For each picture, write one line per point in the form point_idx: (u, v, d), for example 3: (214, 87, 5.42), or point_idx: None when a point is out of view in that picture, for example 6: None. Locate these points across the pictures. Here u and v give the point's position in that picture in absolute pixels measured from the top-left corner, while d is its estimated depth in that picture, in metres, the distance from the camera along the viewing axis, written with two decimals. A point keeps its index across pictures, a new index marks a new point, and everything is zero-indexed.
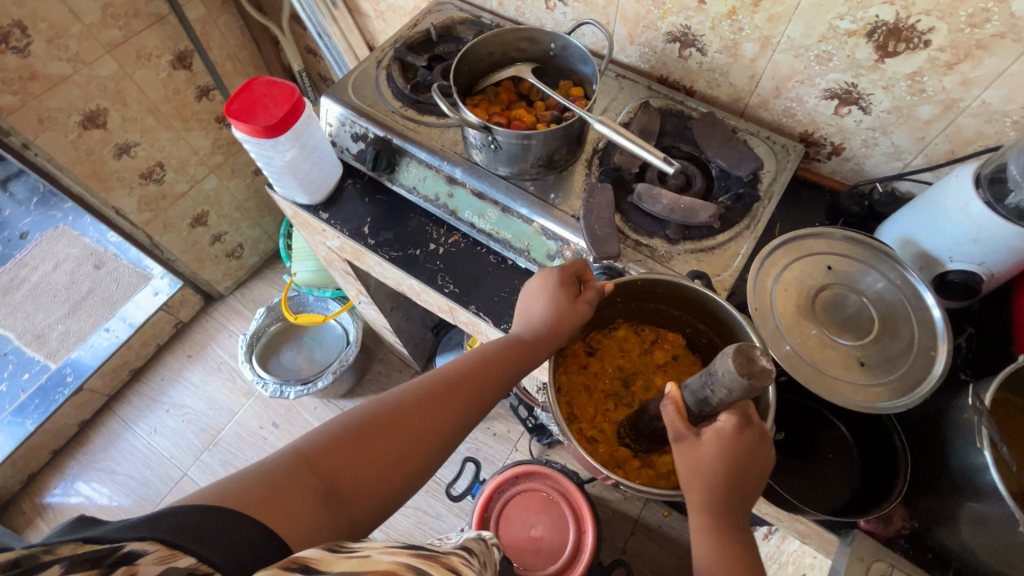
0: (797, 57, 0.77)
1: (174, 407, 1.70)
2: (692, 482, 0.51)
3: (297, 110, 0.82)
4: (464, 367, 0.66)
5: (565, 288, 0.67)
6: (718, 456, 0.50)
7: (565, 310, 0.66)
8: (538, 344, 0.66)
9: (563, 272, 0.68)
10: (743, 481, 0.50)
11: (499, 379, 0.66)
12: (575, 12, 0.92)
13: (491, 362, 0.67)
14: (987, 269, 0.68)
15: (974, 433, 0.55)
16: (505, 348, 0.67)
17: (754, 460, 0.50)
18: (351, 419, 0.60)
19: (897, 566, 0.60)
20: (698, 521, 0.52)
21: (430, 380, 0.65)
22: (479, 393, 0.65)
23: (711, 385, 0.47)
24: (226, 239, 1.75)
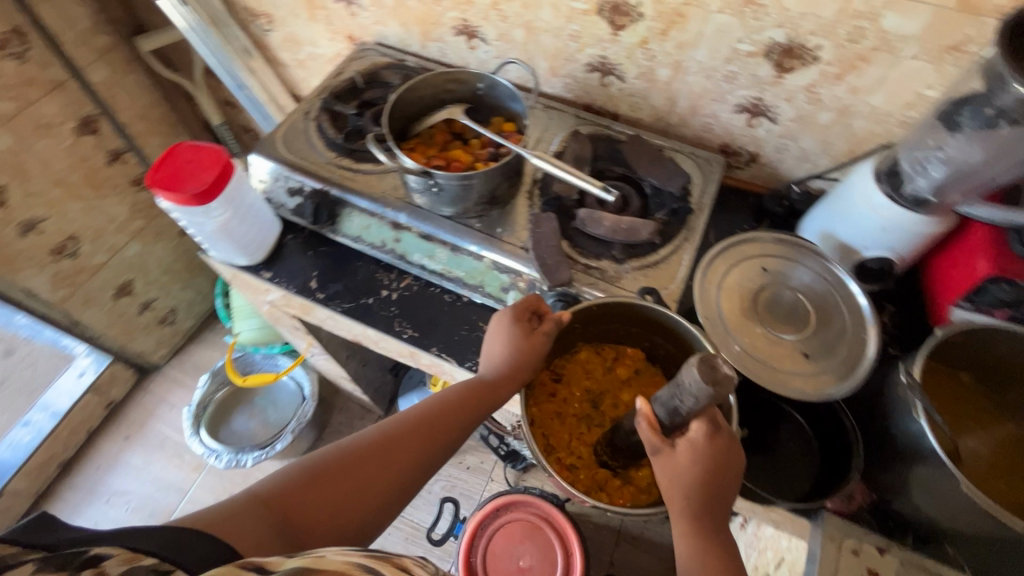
0: (707, 78, 0.83)
1: (116, 496, 1.56)
2: (671, 491, 0.53)
3: (226, 173, 0.80)
4: (426, 411, 0.66)
5: (520, 323, 0.67)
6: (692, 462, 0.51)
7: (522, 346, 0.66)
8: (497, 386, 0.67)
9: (517, 309, 0.68)
10: (720, 484, 0.52)
11: (459, 422, 0.67)
12: (497, 50, 0.95)
13: (452, 406, 0.67)
14: (897, 253, 0.75)
15: (910, 406, 0.60)
16: (466, 392, 0.68)
17: (727, 462, 0.52)
18: (311, 464, 0.61)
19: (864, 541, 0.65)
20: (680, 529, 0.53)
21: (392, 425, 0.65)
22: (440, 437, 0.66)
23: (679, 395, 0.49)
24: (156, 305, 1.65)
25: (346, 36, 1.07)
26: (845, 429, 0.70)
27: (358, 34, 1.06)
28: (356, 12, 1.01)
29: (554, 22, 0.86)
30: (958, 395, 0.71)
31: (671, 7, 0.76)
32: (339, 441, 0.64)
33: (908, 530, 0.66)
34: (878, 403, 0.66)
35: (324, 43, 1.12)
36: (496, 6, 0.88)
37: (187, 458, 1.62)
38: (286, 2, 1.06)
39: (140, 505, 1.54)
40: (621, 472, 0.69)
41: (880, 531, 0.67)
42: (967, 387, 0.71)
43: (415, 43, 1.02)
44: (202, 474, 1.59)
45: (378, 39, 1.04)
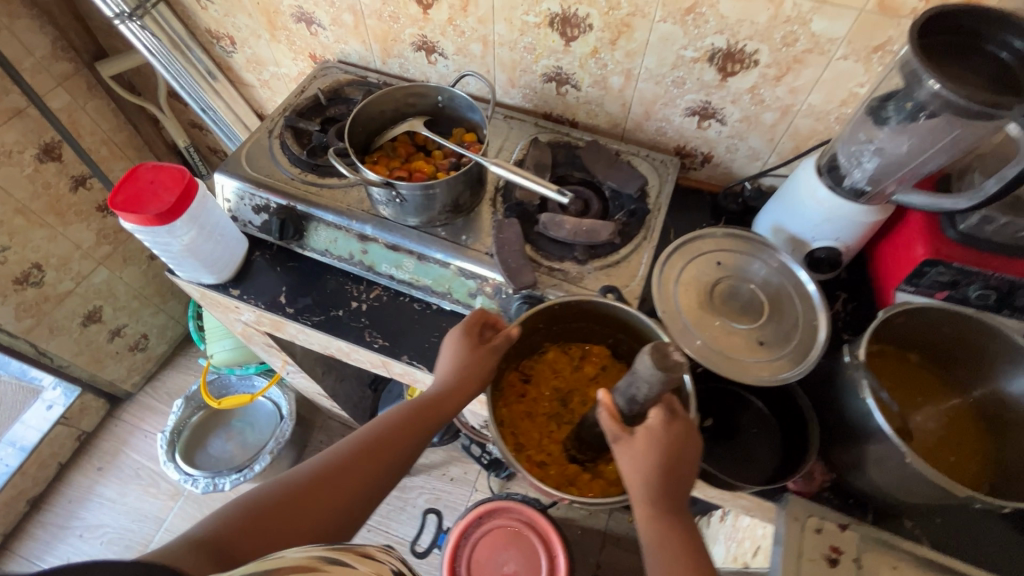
0: (657, 84, 0.87)
1: (89, 530, 1.52)
2: (633, 478, 0.55)
3: (189, 191, 0.79)
4: (373, 435, 0.65)
5: (467, 338, 0.69)
6: (651, 448, 0.53)
7: (468, 360, 0.68)
8: (445, 399, 0.66)
9: (467, 323, 0.70)
10: (680, 468, 0.54)
11: (408, 443, 0.65)
12: (456, 64, 0.98)
13: (399, 427, 0.65)
14: (843, 243, 0.79)
15: (857, 385, 0.63)
16: (413, 411, 0.66)
17: (685, 447, 0.54)
18: (251, 500, 0.58)
19: (827, 518, 0.68)
20: (643, 514, 0.55)
21: (337, 452, 0.63)
22: (389, 459, 0.64)
23: (635, 382, 0.51)
24: (127, 332, 1.62)
25: (308, 55, 1.09)
26: (802, 412, 0.73)
27: (320, 53, 1.07)
28: (316, 31, 1.03)
29: (508, 35, 0.89)
30: (905, 374, 0.74)
31: (618, 17, 0.80)
32: (282, 475, 0.61)
33: (867, 506, 0.69)
34: (829, 385, 0.70)
35: (287, 63, 1.14)
36: (452, 22, 0.91)
37: (163, 487, 1.58)
38: (247, 23, 1.07)
39: (115, 539, 1.50)
40: (590, 466, 0.71)
41: (842, 509, 0.69)
42: (916, 366, 0.75)
43: (376, 59, 1.04)
44: (179, 502, 1.55)
45: (340, 57, 1.07)
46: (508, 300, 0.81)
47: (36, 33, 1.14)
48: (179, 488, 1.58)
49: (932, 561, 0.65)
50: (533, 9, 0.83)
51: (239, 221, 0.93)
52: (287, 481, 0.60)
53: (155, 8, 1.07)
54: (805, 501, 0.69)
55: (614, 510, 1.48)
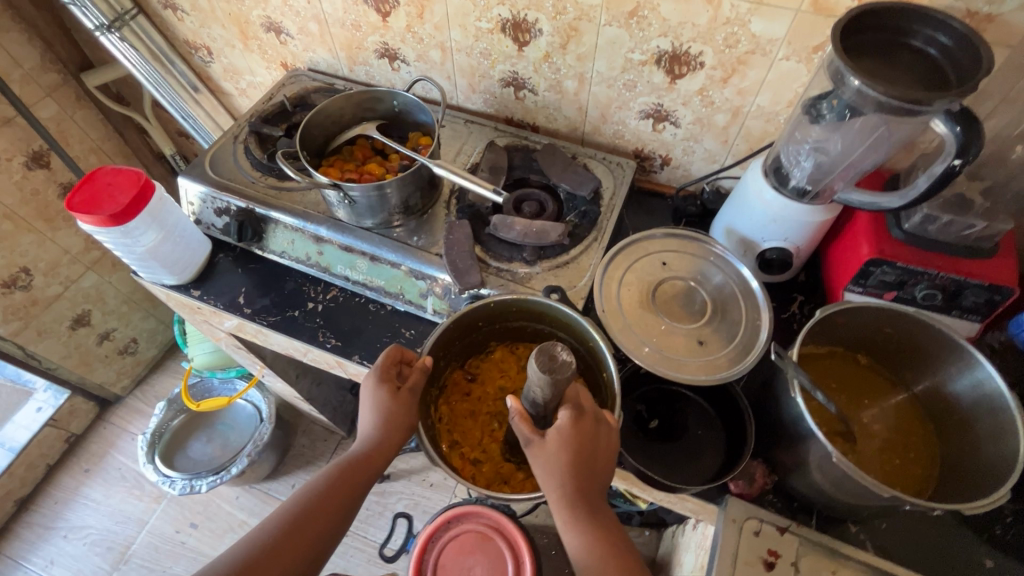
0: (609, 87, 0.87)
1: (73, 531, 1.54)
2: (549, 482, 0.55)
3: (145, 192, 0.82)
4: (297, 508, 0.61)
5: (385, 382, 0.65)
6: (562, 449, 0.54)
7: (392, 407, 0.64)
8: (371, 456, 0.64)
9: (383, 365, 0.67)
10: (592, 468, 0.55)
11: (339, 509, 0.62)
12: (418, 70, 1.00)
13: (324, 496, 0.62)
14: (792, 243, 0.78)
15: (790, 384, 0.63)
16: (339, 473, 0.63)
17: (594, 446, 0.56)
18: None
19: (766, 520, 0.67)
20: (565, 521, 0.55)
21: (261, 533, 0.59)
22: (322, 532, 0.60)
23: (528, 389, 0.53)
24: (116, 335, 1.65)
25: (280, 64, 1.12)
26: (741, 411, 0.73)
27: (291, 61, 1.10)
28: (285, 40, 1.06)
29: (464, 41, 0.91)
30: (854, 375, 0.73)
31: (566, 22, 0.81)
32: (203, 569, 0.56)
33: (811, 510, 0.68)
34: (771, 388, 0.69)
35: (261, 71, 1.17)
36: (411, 29, 0.93)
37: (147, 489, 1.60)
38: (221, 34, 1.11)
39: (98, 540, 1.52)
40: (527, 467, 0.71)
41: (784, 512, 0.68)
42: (865, 367, 0.74)
43: (344, 67, 1.07)
44: (162, 504, 1.57)
45: (309, 65, 1.09)
46: (457, 300, 0.81)
47: (24, 46, 1.19)
48: (163, 491, 1.60)
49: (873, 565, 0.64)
50: (484, 15, 0.85)
51: (202, 224, 0.95)
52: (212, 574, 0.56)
53: (134, 20, 1.11)
54: (747, 502, 0.68)
55: None
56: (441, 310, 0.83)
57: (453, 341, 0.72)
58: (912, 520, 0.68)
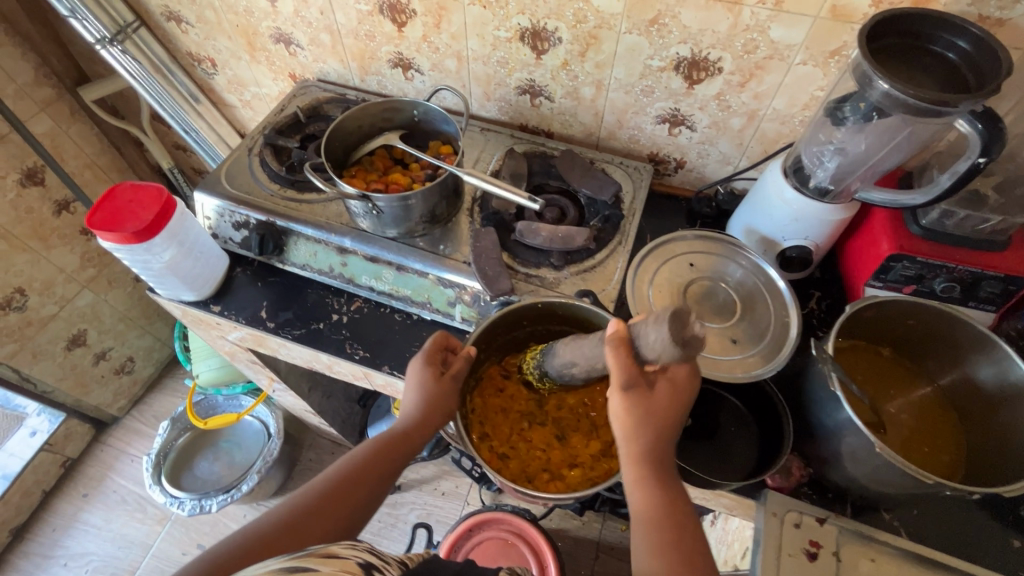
0: (627, 93, 0.89)
1: (73, 558, 1.49)
2: (636, 436, 0.56)
3: (168, 208, 0.80)
4: (337, 475, 0.59)
5: (431, 365, 0.65)
6: (655, 408, 0.56)
7: (433, 391, 0.64)
8: (411, 432, 0.63)
9: (429, 350, 0.67)
10: (673, 430, 0.57)
11: (377, 482, 0.60)
12: (432, 79, 1.00)
13: (364, 467, 0.60)
14: (813, 242, 0.80)
15: (827, 378, 0.65)
16: (379, 446, 0.62)
17: (682, 410, 0.57)
18: (211, 558, 0.51)
19: (805, 513, 0.68)
20: (633, 476, 0.57)
21: (300, 498, 0.57)
22: (358, 503, 0.58)
23: (648, 341, 0.50)
24: (112, 355, 1.61)
25: (288, 75, 1.11)
26: (776, 408, 0.74)
27: (299, 72, 1.10)
28: (295, 51, 1.05)
29: (481, 50, 0.91)
30: (877, 367, 0.76)
31: (586, 30, 0.82)
32: (240, 529, 0.54)
33: (846, 500, 0.70)
34: (803, 383, 0.71)
35: (267, 82, 1.16)
36: (427, 39, 0.93)
37: (150, 512, 1.56)
38: (227, 46, 1.10)
39: (101, 567, 1.47)
40: (554, 469, 0.71)
41: (820, 504, 0.70)
42: (887, 360, 0.76)
43: (355, 77, 1.06)
44: (167, 526, 1.53)
45: (319, 75, 1.09)
46: (487, 307, 0.81)
47: (18, 60, 1.15)
48: (166, 513, 1.56)
49: (912, 553, 0.66)
50: (504, 24, 0.86)
51: (219, 238, 0.93)
52: (251, 533, 0.53)
53: (136, 33, 1.09)
54: (785, 496, 0.70)
55: (607, 518, 1.47)
56: (469, 318, 0.83)
57: (496, 335, 0.74)
58: (942, 506, 0.70)
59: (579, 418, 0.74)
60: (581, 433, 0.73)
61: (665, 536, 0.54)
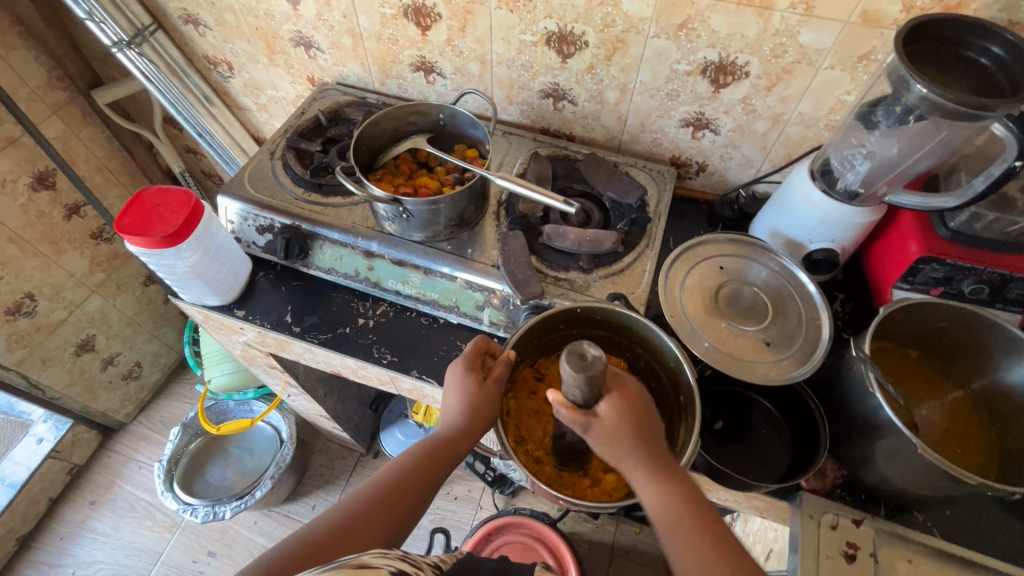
0: (652, 97, 0.89)
1: (82, 567, 1.47)
2: (621, 449, 0.58)
3: (196, 213, 0.80)
4: (385, 481, 0.59)
5: (472, 371, 0.65)
6: (613, 427, 0.58)
7: (476, 395, 0.64)
8: (456, 439, 0.63)
9: (469, 354, 0.67)
10: (649, 432, 0.59)
11: (425, 486, 0.60)
12: (454, 83, 1.00)
13: (412, 473, 0.60)
14: (840, 244, 0.80)
15: (865, 380, 0.65)
16: (423, 454, 0.62)
17: (642, 410, 0.60)
18: (266, 562, 0.51)
19: (842, 514, 0.68)
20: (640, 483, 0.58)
21: (349, 504, 0.56)
22: (405, 512, 0.58)
23: (572, 387, 0.55)
24: (120, 360, 1.59)
25: (307, 78, 1.11)
26: (810, 410, 0.75)
27: (318, 75, 1.10)
28: (315, 54, 1.05)
29: (506, 54, 0.92)
30: (906, 369, 0.76)
31: (613, 34, 0.83)
32: (289, 535, 0.54)
33: (880, 501, 0.70)
34: (836, 384, 0.71)
35: (285, 86, 1.15)
36: (451, 42, 0.93)
37: (159, 519, 1.54)
38: (246, 49, 1.09)
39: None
40: (591, 474, 0.71)
41: (854, 505, 0.70)
42: (916, 361, 0.77)
43: (375, 80, 1.06)
44: (177, 533, 1.51)
45: (338, 79, 1.09)
46: (517, 311, 0.82)
47: (32, 63, 1.14)
48: (176, 520, 1.54)
49: (947, 553, 0.66)
50: (530, 28, 0.86)
51: (242, 242, 0.93)
52: (299, 540, 0.53)
53: (153, 36, 1.08)
54: (820, 498, 0.70)
55: (621, 521, 1.47)
56: (498, 322, 0.83)
57: (532, 339, 0.74)
58: (975, 507, 0.70)
59: None
60: None
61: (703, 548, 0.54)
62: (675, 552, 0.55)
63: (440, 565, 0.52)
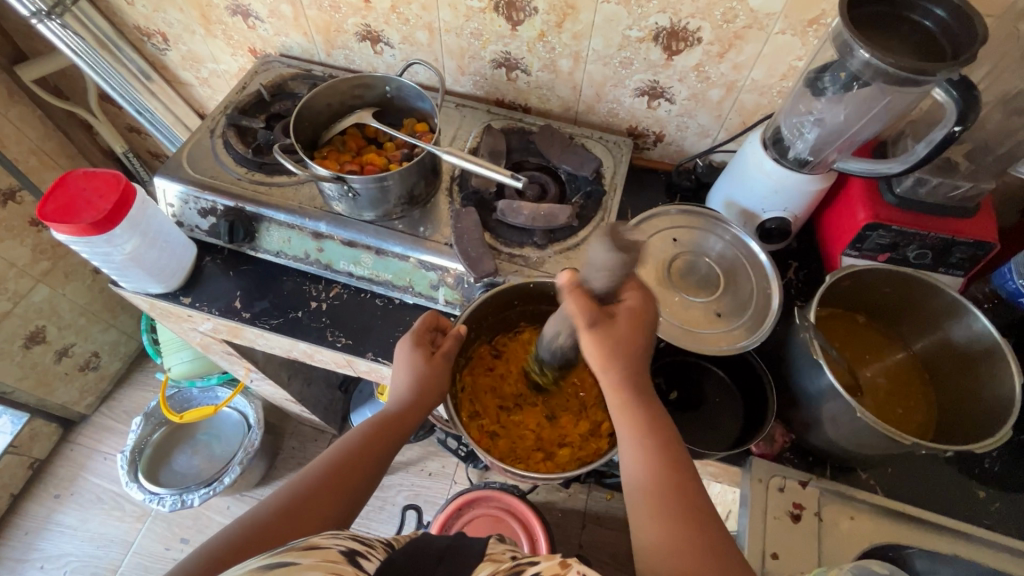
0: (605, 65, 0.87)
1: (50, 560, 1.45)
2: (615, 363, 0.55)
3: (127, 196, 0.76)
4: (331, 459, 0.58)
5: (420, 347, 0.66)
6: (621, 333, 0.55)
7: (424, 370, 0.65)
8: (405, 413, 0.63)
9: (418, 330, 0.68)
10: (642, 361, 0.57)
11: (374, 462, 0.60)
12: (403, 53, 0.96)
13: (360, 449, 0.60)
14: (792, 213, 0.80)
15: (809, 348, 0.66)
16: (372, 429, 0.62)
17: (649, 333, 0.57)
18: (209, 552, 0.49)
19: (789, 477, 0.71)
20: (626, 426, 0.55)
21: (296, 485, 0.55)
22: (354, 486, 0.57)
23: (592, 269, 0.52)
24: (75, 351, 1.54)
25: (248, 50, 1.05)
26: (761, 378, 0.76)
27: (260, 46, 1.04)
28: (254, 24, 0.99)
29: (454, 21, 0.88)
30: (854, 334, 0.78)
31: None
32: (235, 521, 0.52)
33: (826, 462, 0.72)
34: (784, 353, 0.72)
35: (226, 58, 1.09)
36: (396, 9, 0.89)
37: (128, 509, 1.52)
38: (179, 18, 1.02)
39: (80, 567, 1.43)
40: (546, 448, 0.73)
41: (801, 468, 0.72)
42: (863, 326, 0.79)
43: (321, 51, 1.01)
44: (147, 523, 1.50)
45: (281, 50, 1.03)
46: (471, 289, 0.80)
47: None
48: (146, 509, 1.52)
49: (886, 508, 0.69)
50: None
51: (185, 227, 0.89)
52: (245, 524, 0.52)
53: (77, 5, 1.00)
54: (769, 462, 0.72)
55: (592, 489, 1.50)
56: (453, 301, 0.82)
57: (486, 315, 0.75)
58: (917, 464, 0.73)
59: (568, 398, 0.75)
60: (571, 413, 0.74)
61: (656, 497, 0.51)
62: (635, 504, 0.52)
63: (392, 543, 0.50)
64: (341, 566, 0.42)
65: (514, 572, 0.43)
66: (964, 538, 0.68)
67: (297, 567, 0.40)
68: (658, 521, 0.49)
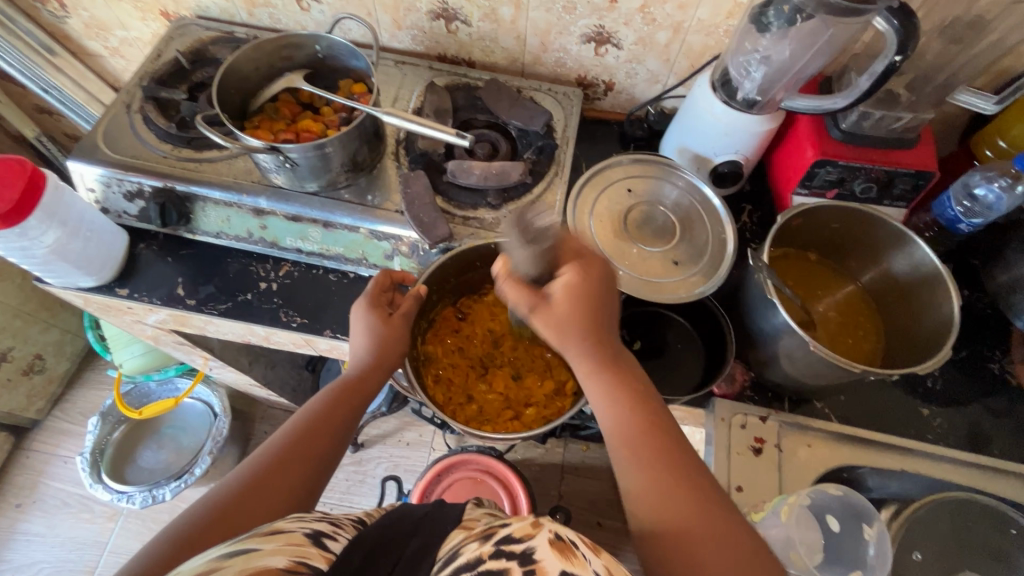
0: (548, 12, 0.83)
1: (21, 570, 1.40)
2: (569, 340, 0.57)
3: (37, 184, 0.70)
4: (295, 429, 0.56)
5: (377, 308, 0.65)
6: (563, 313, 0.56)
7: (383, 331, 0.64)
8: (365, 376, 0.61)
9: (373, 292, 0.67)
10: (603, 327, 0.57)
11: (341, 426, 0.59)
12: (331, 8, 0.89)
13: (325, 417, 0.58)
14: (742, 154, 0.80)
15: (764, 288, 0.67)
16: (334, 395, 0.60)
17: (596, 297, 0.57)
18: (174, 536, 0.47)
19: (750, 414, 0.73)
20: (597, 393, 0.56)
21: (262, 459, 0.54)
22: (324, 452, 0.56)
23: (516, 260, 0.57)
24: (15, 355, 1.44)
25: (159, 13, 0.96)
26: (720, 323, 0.77)
27: (172, 8, 0.95)
28: None
29: None
30: (805, 271, 0.80)
31: None
32: (198, 501, 0.50)
33: (784, 397, 0.75)
34: (740, 296, 0.73)
35: (136, 24, 0.99)
36: None
37: (97, 510, 1.47)
38: None
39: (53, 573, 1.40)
40: (514, 408, 0.74)
41: (761, 403, 0.75)
42: (815, 264, 0.81)
43: (241, 11, 0.94)
44: (120, 521, 1.46)
45: (197, 11, 0.95)
46: (427, 256, 0.78)
47: None
48: (116, 508, 1.48)
49: (840, 433, 0.73)
50: None
51: (111, 213, 0.83)
52: (207, 503, 0.49)
53: None
54: (731, 402, 0.74)
55: (569, 442, 1.54)
56: (410, 270, 0.80)
57: (449, 278, 0.74)
58: (871, 391, 0.76)
59: (534, 358, 0.76)
60: (536, 373, 0.75)
61: (642, 446, 0.51)
62: (616, 453, 0.52)
63: (364, 519, 0.49)
64: (307, 549, 0.41)
65: (485, 535, 0.41)
66: (912, 454, 0.72)
67: (261, 553, 0.39)
68: (647, 469, 0.49)
